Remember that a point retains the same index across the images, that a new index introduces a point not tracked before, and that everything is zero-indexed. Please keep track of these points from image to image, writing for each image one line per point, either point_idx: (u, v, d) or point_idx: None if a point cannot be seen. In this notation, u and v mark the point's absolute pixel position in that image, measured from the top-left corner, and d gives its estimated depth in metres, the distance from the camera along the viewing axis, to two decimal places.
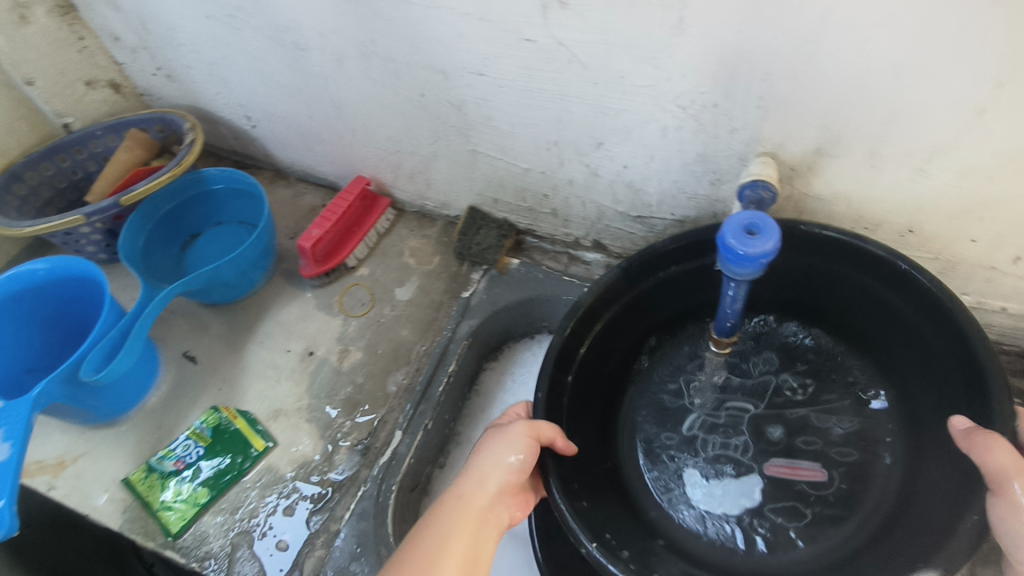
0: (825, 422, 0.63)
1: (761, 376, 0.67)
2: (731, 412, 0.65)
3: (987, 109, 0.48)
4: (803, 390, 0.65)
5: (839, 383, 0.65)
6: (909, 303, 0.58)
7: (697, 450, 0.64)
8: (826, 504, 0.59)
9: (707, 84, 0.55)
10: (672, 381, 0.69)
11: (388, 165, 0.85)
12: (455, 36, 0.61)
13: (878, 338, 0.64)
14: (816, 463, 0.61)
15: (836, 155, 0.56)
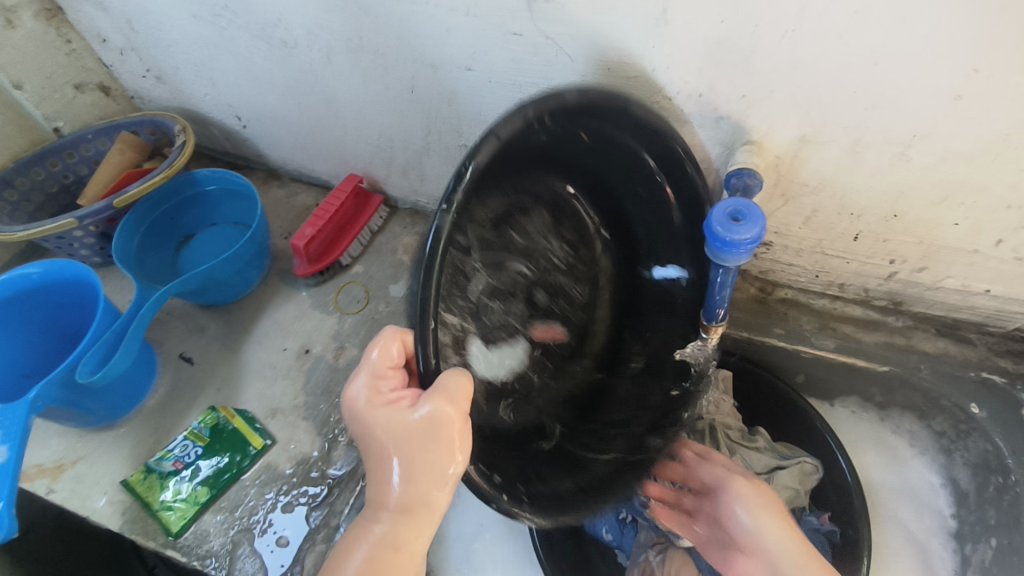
0: (570, 288, 0.69)
1: (534, 237, 0.64)
2: (512, 276, 0.63)
3: (962, 94, 0.49)
4: (560, 258, 0.67)
5: (583, 253, 0.69)
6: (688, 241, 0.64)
7: (480, 318, 0.59)
8: (557, 358, 0.68)
9: (692, 73, 0.56)
10: (476, 236, 0.56)
11: (380, 162, 0.86)
12: (444, 31, 0.62)
13: (637, 233, 0.68)
14: (555, 324, 0.68)
15: (820, 142, 0.57)
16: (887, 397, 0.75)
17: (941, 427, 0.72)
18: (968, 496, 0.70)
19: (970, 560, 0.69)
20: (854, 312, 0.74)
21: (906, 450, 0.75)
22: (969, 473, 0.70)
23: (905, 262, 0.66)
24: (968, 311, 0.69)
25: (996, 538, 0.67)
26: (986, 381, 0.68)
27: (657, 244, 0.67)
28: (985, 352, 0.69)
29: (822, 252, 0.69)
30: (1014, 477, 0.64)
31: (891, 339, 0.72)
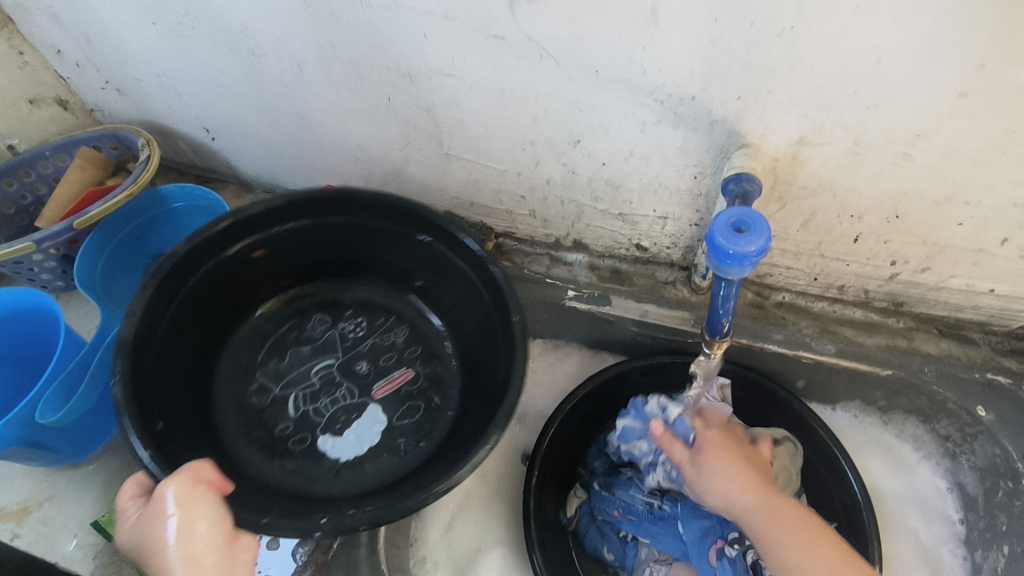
0: (361, 348, 0.76)
1: (322, 334, 0.76)
2: (320, 374, 0.74)
3: (968, 91, 0.46)
4: (358, 328, 0.77)
5: (346, 318, 0.78)
6: (416, 252, 0.73)
7: (312, 420, 0.71)
8: (411, 397, 0.73)
9: (685, 77, 0.53)
10: (278, 362, 0.74)
11: (359, 173, 0.82)
12: (421, 37, 0.58)
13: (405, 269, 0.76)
14: (402, 369, 0.75)
15: (819, 144, 0.55)
16: (890, 401, 0.73)
17: (946, 431, 0.70)
18: (976, 501, 0.68)
19: (980, 568, 0.67)
20: (854, 314, 0.72)
21: (911, 454, 0.74)
22: (976, 477, 0.68)
23: (907, 263, 0.64)
24: (971, 311, 0.68)
25: (1005, 544, 0.65)
26: (991, 383, 0.66)
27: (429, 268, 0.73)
28: (988, 352, 0.68)
29: (821, 256, 0.67)
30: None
31: (893, 341, 0.70)
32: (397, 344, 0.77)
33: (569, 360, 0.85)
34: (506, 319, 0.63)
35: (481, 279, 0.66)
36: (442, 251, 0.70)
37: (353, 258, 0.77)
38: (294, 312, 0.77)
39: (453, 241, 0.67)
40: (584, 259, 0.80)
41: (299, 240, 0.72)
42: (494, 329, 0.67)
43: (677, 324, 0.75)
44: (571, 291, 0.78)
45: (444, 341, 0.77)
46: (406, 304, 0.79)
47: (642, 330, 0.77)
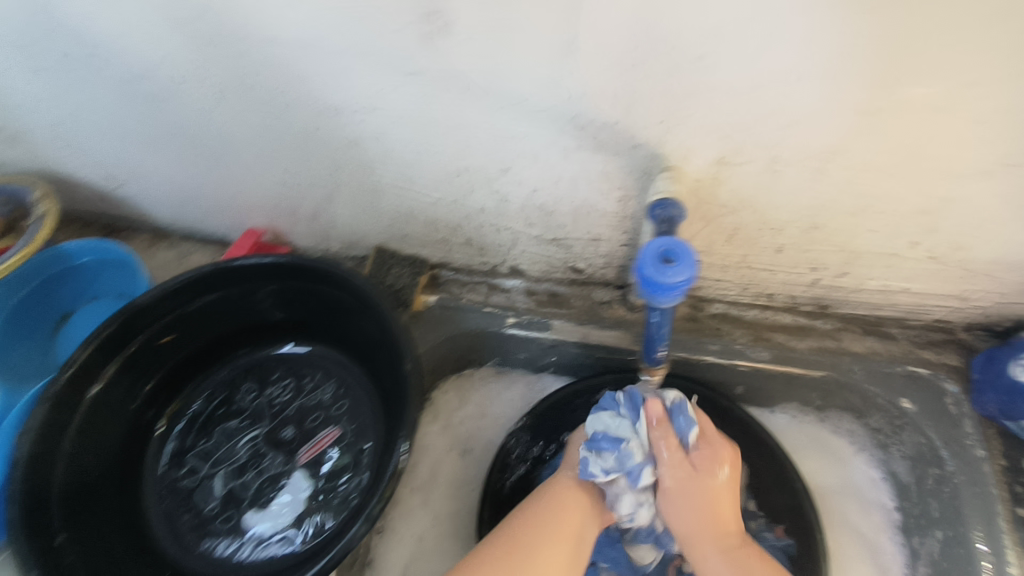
0: (289, 410, 0.72)
1: (249, 404, 0.72)
2: (247, 447, 0.70)
3: (872, 108, 0.49)
4: (285, 390, 0.73)
5: (273, 380, 0.74)
6: (326, 300, 0.70)
7: (240, 498, 0.67)
8: (339, 457, 0.69)
9: (606, 106, 0.53)
10: (206, 441, 0.70)
11: (283, 213, 0.79)
12: (335, 74, 0.56)
13: (323, 318, 0.72)
14: (329, 428, 0.71)
15: (737, 163, 0.56)
16: (824, 400, 0.75)
17: (877, 424, 0.73)
18: (909, 489, 0.71)
19: (918, 553, 0.69)
20: (785, 319, 0.74)
21: (846, 449, 0.76)
22: (906, 466, 0.71)
23: (828, 268, 0.67)
24: (889, 308, 0.71)
25: (940, 530, 0.66)
26: (912, 374, 0.70)
27: (342, 316, 0.70)
28: (907, 346, 0.72)
29: (749, 266, 0.69)
30: (950, 468, 0.66)
31: (822, 342, 0.72)
32: (324, 400, 0.73)
33: (516, 387, 0.84)
34: (400, 369, 0.62)
35: (373, 312, 0.65)
36: (351, 305, 0.68)
37: (269, 320, 0.74)
38: (222, 384, 0.74)
39: (357, 286, 0.65)
40: (521, 285, 0.80)
41: (210, 316, 0.70)
42: (394, 376, 0.65)
43: (618, 343, 0.75)
44: (511, 317, 0.77)
45: (368, 393, 0.72)
46: (331, 358, 0.75)
47: (585, 352, 0.77)
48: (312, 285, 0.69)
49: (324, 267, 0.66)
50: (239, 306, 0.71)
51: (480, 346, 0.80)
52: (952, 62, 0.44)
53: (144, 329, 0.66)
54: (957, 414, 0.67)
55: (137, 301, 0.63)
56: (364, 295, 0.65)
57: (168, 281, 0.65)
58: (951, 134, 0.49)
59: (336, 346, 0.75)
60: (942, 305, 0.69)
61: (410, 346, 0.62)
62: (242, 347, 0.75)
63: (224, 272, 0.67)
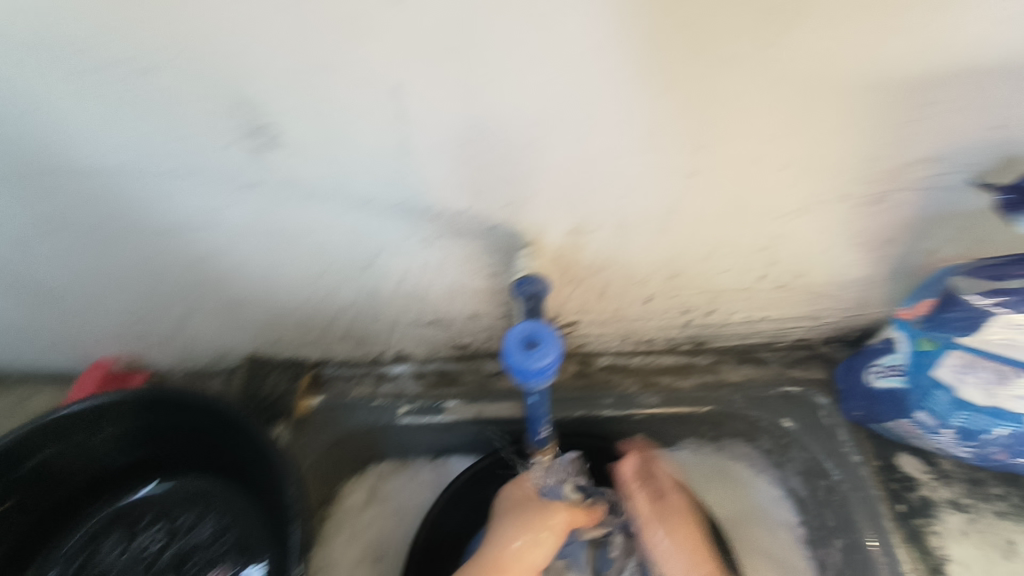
0: (163, 559, 0.64)
1: (115, 562, 0.64)
2: None
3: (695, 171, 0.52)
4: (157, 536, 0.66)
5: (142, 529, 0.66)
6: (191, 428, 0.64)
7: None
8: None
9: (454, 194, 0.53)
10: None
11: (134, 338, 0.72)
12: (163, 195, 0.53)
13: (191, 448, 0.66)
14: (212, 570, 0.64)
15: (590, 231, 0.58)
16: (717, 431, 0.78)
17: (767, 445, 0.77)
18: (806, 502, 0.74)
19: (826, 564, 0.71)
20: (667, 360, 0.77)
21: (746, 473, 0.80)
22: (799, 481, 0.75)
23: (694, 310, 0.71)
24: (755, 335, 0.76)
25: (840, 539, 0.69)
26: (787, 394, 0.74)
27: (212, 443, 0.64)
28: (778, 367, 0.77)
29: (623, 318, 0.71)
30: (836, 477, 0.70)
31: (704, 377, 0.76)
32: (204, 538, 0.66)
33: (421, 474, 0.80)
34: (281, 491, 0.58)
35: (246, 434, 0.60)
36: (220, 430, 0.62)
37: (128, 461, 0.66)
38: (79, 546, 0.65)
39: (221, 409, 0.60)
40: (409, 369, 0.77)
41: (51, 474, 0.62)
42: (276, 499, 0.60)
43: (514, 413, 0.74)
44: (402, 407, 0.74)
45: (254, 520, 0.66)
46: (206, 489, 0.68)
47: (482, 429, 0.75)
48: (172, 416, 0.62)
49: (180, 395, 0.60)
50: (88, 454, 0.63)
51: (376, 441, 0.76)
52: (750, 127, 0.49)
53: None
54: (830, 425, 0.72)
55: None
56: (232, 418, 0.60)
57: None
58: (767, 184, 0.54)
59: (210, 475, 0.68)
60: (799, 325, 0.75)
61: (287, 466, 0.58)
62: (98, 499, 0.67)
63: (61, 423, 0.59)
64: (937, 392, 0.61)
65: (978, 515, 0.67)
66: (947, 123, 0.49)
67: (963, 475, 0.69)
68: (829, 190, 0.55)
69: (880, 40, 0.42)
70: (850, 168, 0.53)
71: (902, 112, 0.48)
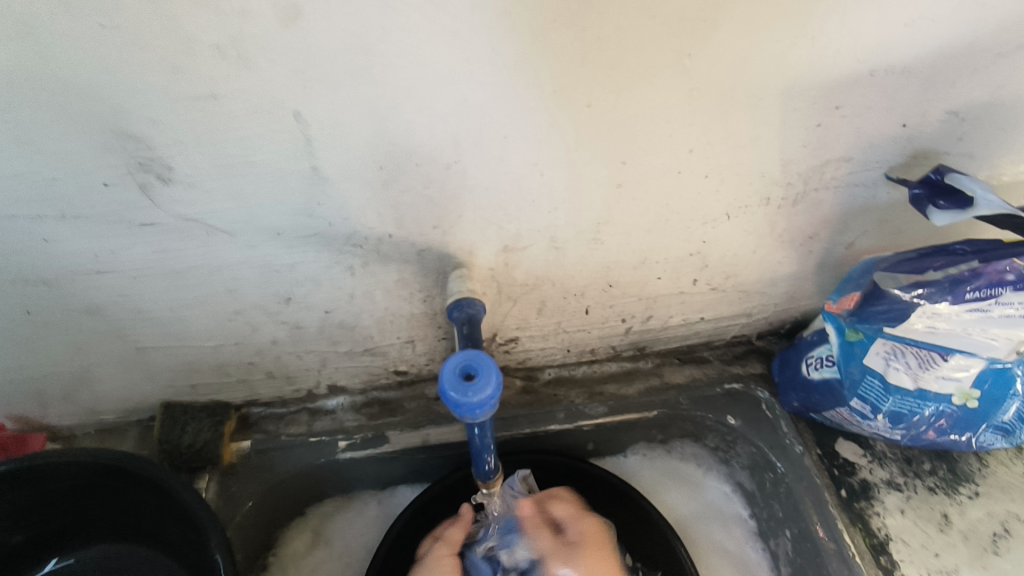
0: None
1: None
2: None
3: (623, 182, 0.51)
4: None
5: None
6: (101, 494, 0.58)
7: None
8: None
9: (375, 221, 0.50)
10: None
11: (27, 398, 0.64)
12: (42, 242, 0.47)
13: (105, 516, 0.60)
14: None
15: (522, 248, 0.56)
16: (665, 433, 0.78)
17: (714, 443, 0.77)
18: (755, 495, 0.76)
19: (778, 554, 0.73)
20: (611, 368, 0.77)
21: (697, 472, 0.80)
22: (747, 474, 0.76)
23: (634, 317, 0.70)
24: (695, 336, 0.77)
25: (790, 528, 0.70)
26: (729, 391, 0.75)
27: (129, 508, 0.59)
28: (718, 365, 0.77)
29: (564, 331, 0.70)
30: (781, 469, 0.71)
31: (649, 382, 0.76)
32: None
33: (366, 511, 0.76)
34: (209, 557, 0.53)
35: (166, 496, 0.55)
36: (137, 493, 0.57)
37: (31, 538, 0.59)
38: None
39: (136, 471, 0.54)
40: (345, 402, 0.73)
41: None
42: (204, 564, 0.55)
43: (462, 437, 0.71)
44: (341, 442, 0.70)
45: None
46: (127, 557, 0.62)
47: (431, 454, 0.72)
48: (78, 482, 0.56)
49: (85, 461, 0.54)
50: None
51: (314, 481, 0.71)
52: (673, 137, 0.48)
53: None
54: (772, 417, 0.74)
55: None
56: (149, 480, 0.55)
57: None
58: (694, 192, 0.54)
59: (129, 540, 0.62)
60: (735, 324, 0.76)
61: (215, 527, 0.53)
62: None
63: None
64: (868, 379, 0.63)
65: (912, 492, 0.69)
66: (857, 125, 0.50)
67: (895, 455, 0.72)
68: (753, 195, 0.56)
69: (790, 47, 0.43)
70: (770, 173, 0.54)
71: (813, 117, 0.49)
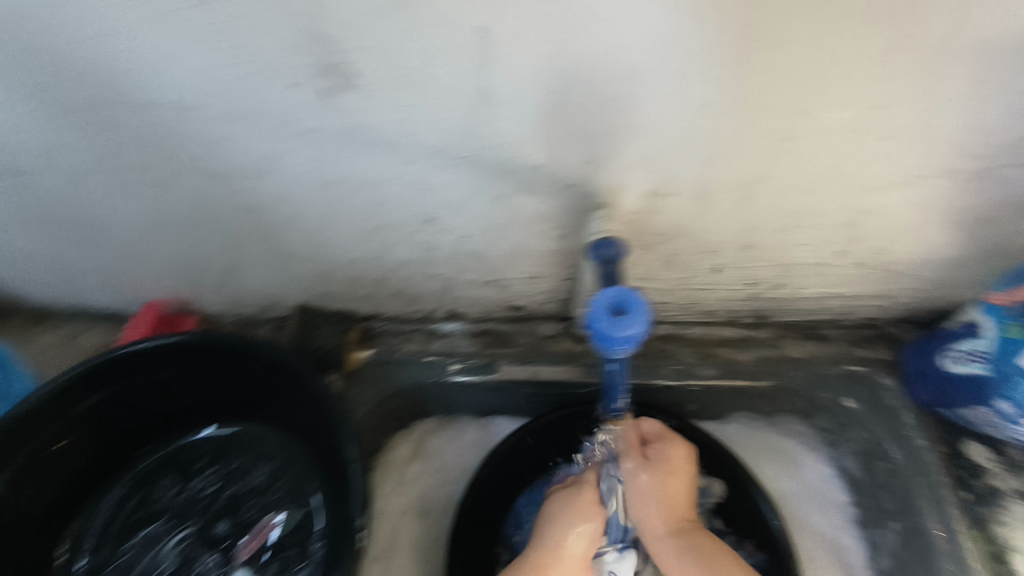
0: (220, 502, 0.65)
1: (171, 502, 0.65)
2: (175, 553, 0.63)
3: (794, 135, 0.48)
4: (211, 481, 0.66)
5: (196, 471, 0.67)
6: (247, 375, 0.64)
7: None
8: (282, 547, 0.63)
9: (531, 149, 0.50)
10: (123, 553, 0.63)
11: (185, 282, 0.71)
12: (226, 137, 0.50)
13: (248, 395, 0.66)
14: (267, 517, 0.65)
15: (669, 194, 0.55)
16: (773, 406, 0.76)
17: (824, 424, 0.75)
18: (862, 483, 0.73)
19: (879, 546, 0.71)
20: (726, 333, 0.75)
21: (797, 450, 0.77)
22: (857, 461, 0.73)
23: (764, 282, 0.68)
24: (822, 312, 0.73)
25: (898, 521, 0.68)
26: (851, 373, 0.72)
27: (269, 391, 0.64)
28: (843, 345, 0.74)
29: (688, 288, 0.69)
30: (897, 460, 0.68)
31: (765, 352, 0.73)
32: (259, 484, 0.67)
33: (465, 435, 0.80)
34: (340, 446, 0.58)
35: (306, 387, 0.60)
36: (278, 380, 0.62)
37: (184, 403, 0.67)
38: (135, 482, 0.66)
39: (282, 360, 0.59)
40: (460, 328, 0.76)
41: (113, 412, 0.63)
42: (334, 454, 0.60)
43: (569, 378, 0.72)
44: (453, 364, 0.72)
45: (307, 472, 0.66)
46: (259, 435, 0.69)
47: (536, 390, 0.74)
48: (231, 362, 0.62)
49: (240, 342, 0.60)
50: (148, 393, 0.64)
51: (424, 398, 0.75)
52: (863, 90, 0.44)
53: (30, 442, 0.57)
54: (895, 407, 0.70)
55: (11, 412, 0.55)
56: (292, 370, 0.60)
57: (53, 381, 0.57)
58: (868, 154, 0.50)
59: (263, 421, 0.68)
60: (870, 304, 0.72)
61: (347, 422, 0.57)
62: (153, 440, 0.68)
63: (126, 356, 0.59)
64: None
65: None
66: None
67: None
68: (934, 164, 0.51)
69: None
70: (961, 142, 0.49)
71: None
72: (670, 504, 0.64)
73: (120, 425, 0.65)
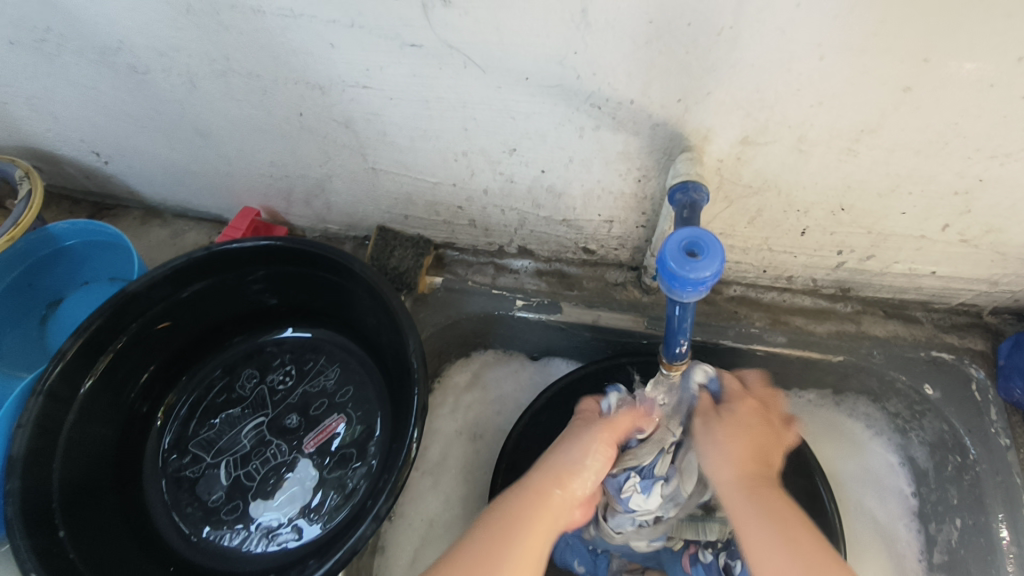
0: (294, 397, 0.71)
1: (251, 390, 0.72)
2: (251, 436, 0.69)
3: (912, 86, 0.45)
4: (287, 377, 0.72)
5: (275, 366, 0.73)
6: (326, 282, 0.68)
7: (245, 489, 0.67)
8: (344, 445, 0.68)
9: (622, 81, 0.49)
10: (208, 428, 0.70)
11: (277, 193, 0.75)
12: (327, 47, 0.52)
13: (325, 301, 0.71)
14: (334, 416, 0.70)
15: (764, 143, 0.52)
16: (842, 384, 0.73)
17: (896, 409, 0.71)
18: (927, 474, 0.70)
19: (936, 540, 0.68)
20: (804, 302, 0.72)
21: (863, 433, 0.74)
22: (926, 452, 0.69)
23: (852, 252, 0.64)
24: (914, 292, 0.68)
25: (963, 517, 0.65)
26: (936, 360, 0.67)
27: (342, 297, 0.68)
28: (932, 330, 0.69)
29: (768, 249, 0.66)
30: (973, 456, 0.64)
31: (843, 326, 0.70)
32: (328, 387, 0.72)
33: (521, 370, 0.82)
34: (405, 356, 0.61)
35: (375, 296, 0.63)
36: (355, 290, 0.66)
37: (269, 301, 0.73)
38: (221, 368, 0.73)
39: (359, 271, 0.63)
40: (530, 266, 0.77)
41: (210, 300, 0.69)
42: (398, 365, 0.64)
43: (632, 326, 0.72)
44: (519, 300, 0.74)
45: (371, 381, 0.71)
46: (333, 342, 0.73)
47: (597, 335, 0.74)
48: (314, 267, 0.67)
49: (324, 250, 0.64)
50: (237, 287, 0.70)
51: (488, 329, 0.77)
52: (1003, 39, 0.40)
53: (139, 317, 0.64)
54: (982, 401, 0.66)
55: (128, 289, 0.62)
56: (368, 282, 0.63)
57: (162, 265, 0.63)
58: (998, 114, 0.45)
59: (338, 329, 0.73)
60: (970, 289, 0.66)
61: (413, 334, 0.60)
62: (240, 333, 0.74)
63: (224, 250, 0.65)
64: None
65: None
66: None
67: None
68: None
69: None
70: None
71: None
72: (740, 461, 0.50)
73: (213, 314, 0.71)
